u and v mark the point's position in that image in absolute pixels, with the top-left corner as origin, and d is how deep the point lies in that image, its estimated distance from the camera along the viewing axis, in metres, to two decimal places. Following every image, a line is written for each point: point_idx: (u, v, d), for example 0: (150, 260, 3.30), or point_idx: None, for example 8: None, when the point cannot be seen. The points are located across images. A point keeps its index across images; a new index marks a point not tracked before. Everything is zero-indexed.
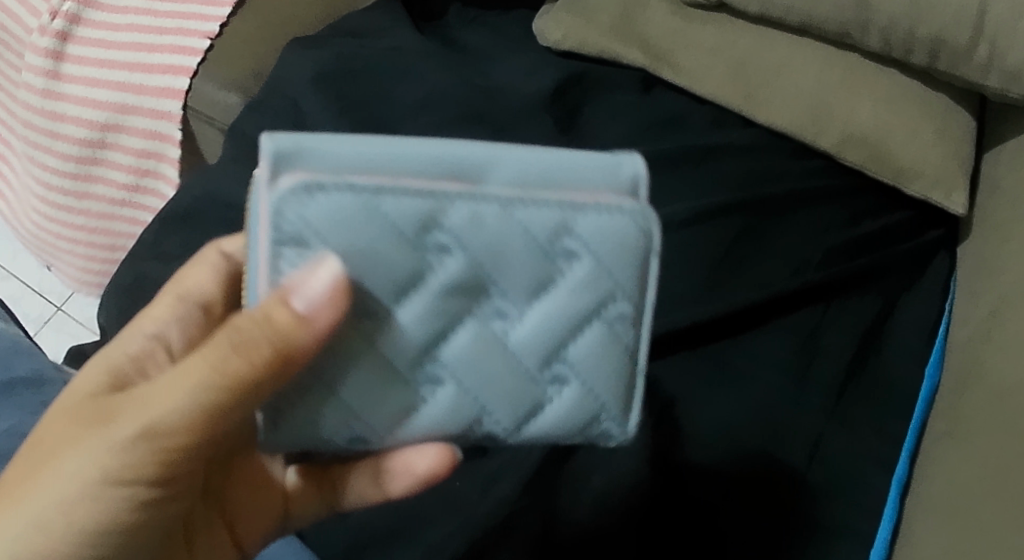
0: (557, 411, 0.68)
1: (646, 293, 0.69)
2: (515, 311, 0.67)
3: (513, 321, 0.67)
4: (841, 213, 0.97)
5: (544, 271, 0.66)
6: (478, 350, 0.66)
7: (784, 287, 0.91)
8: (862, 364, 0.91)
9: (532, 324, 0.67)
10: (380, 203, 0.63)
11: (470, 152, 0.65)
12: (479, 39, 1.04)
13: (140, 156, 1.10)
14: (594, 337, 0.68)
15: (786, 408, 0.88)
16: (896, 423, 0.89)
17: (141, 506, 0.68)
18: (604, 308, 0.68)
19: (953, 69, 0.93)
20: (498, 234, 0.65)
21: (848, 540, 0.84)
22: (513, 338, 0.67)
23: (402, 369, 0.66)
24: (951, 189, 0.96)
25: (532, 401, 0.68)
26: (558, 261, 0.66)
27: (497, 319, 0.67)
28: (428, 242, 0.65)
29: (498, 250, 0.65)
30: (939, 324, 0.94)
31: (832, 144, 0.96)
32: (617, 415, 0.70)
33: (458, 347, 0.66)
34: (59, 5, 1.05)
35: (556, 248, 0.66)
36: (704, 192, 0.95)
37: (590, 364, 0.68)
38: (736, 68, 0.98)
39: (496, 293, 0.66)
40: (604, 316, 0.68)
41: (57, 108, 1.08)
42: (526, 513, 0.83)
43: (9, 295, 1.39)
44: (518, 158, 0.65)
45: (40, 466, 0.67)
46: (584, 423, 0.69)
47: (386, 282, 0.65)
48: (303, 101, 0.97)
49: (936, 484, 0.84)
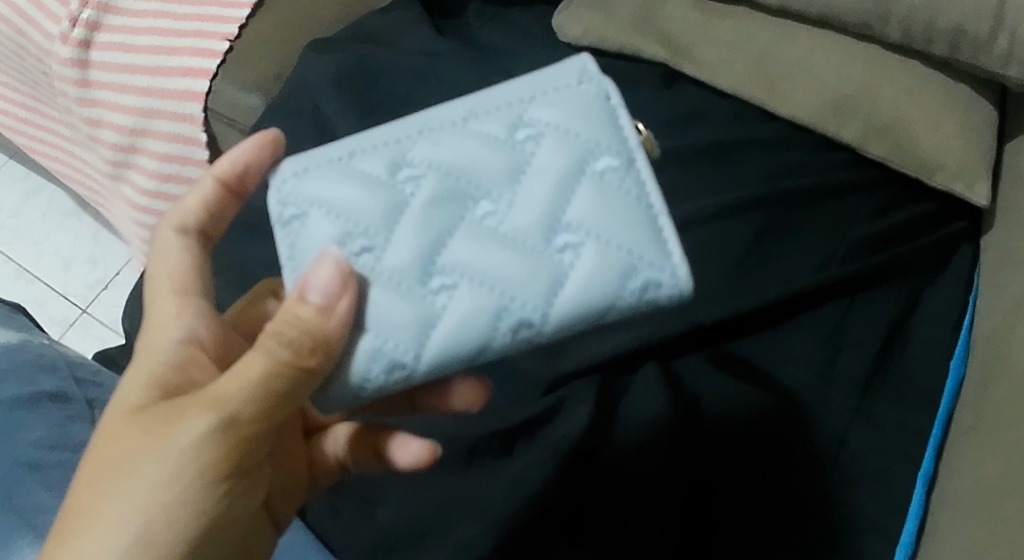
0: (453, 313, 0.70)
1: (625, 141, 0.73)
2: (501, 204, 0.72)
3: (501, 214, 0.72)
4: (867, 205, 0.95)
5: (549, 265, 0.71)
6: (470, 248, 0.71)
7: (810, 283, 0.91)
8: (887, 360, 0.90)
9: (524, 207, 0.72)
10: (483, 223, 0.72)
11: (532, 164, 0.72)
12: (499, 37, 1.04)
13: (167, 161, 1.07)
14: (590, 196, 0.72)
15: (813, 407, 0.87)
16: (919, 418, 0.88)
17: (231, 500, 0.70)
18: (589, 164, 0.72)
19: (974, 59, 0.92)
20: (500, 164, 0.72)
21: (876, 536, 0.84)
22: (506, 225, 0.71)
23: (410, 282, 0.71)
24: (973, 179, 0.93)
25: (421, 312, 0.71)
26: (559, 257, 0.71)
27: (485, 216, 0.72)
28: (401, 176, 0.72)
29: (521, 198, 0.72)
30: (962, 321, 0.92)
31: (855, 136, 0.95)
32: (529, 300, 0.71)
33: (457, 251, 0.71)
34: (78, 12, 1.05)
35: (592, 167, 0.72)
36: (734, 186, 0.95)
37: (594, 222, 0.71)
38: (758, 59, 0.96)
39: (480, 194, 0.72)
40: (592, 171, 0.72)
41: (92, 114, 1.07)
42: (553, 513, 0.83)
43: (34, 298, 1.40)
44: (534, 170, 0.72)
45: (112, 468, 0.68)
46: (492, 315, 0.70)
47: (405, 330, 0.70)
48: (320, 104, 0.97)
49: (963, 480, 0.83)
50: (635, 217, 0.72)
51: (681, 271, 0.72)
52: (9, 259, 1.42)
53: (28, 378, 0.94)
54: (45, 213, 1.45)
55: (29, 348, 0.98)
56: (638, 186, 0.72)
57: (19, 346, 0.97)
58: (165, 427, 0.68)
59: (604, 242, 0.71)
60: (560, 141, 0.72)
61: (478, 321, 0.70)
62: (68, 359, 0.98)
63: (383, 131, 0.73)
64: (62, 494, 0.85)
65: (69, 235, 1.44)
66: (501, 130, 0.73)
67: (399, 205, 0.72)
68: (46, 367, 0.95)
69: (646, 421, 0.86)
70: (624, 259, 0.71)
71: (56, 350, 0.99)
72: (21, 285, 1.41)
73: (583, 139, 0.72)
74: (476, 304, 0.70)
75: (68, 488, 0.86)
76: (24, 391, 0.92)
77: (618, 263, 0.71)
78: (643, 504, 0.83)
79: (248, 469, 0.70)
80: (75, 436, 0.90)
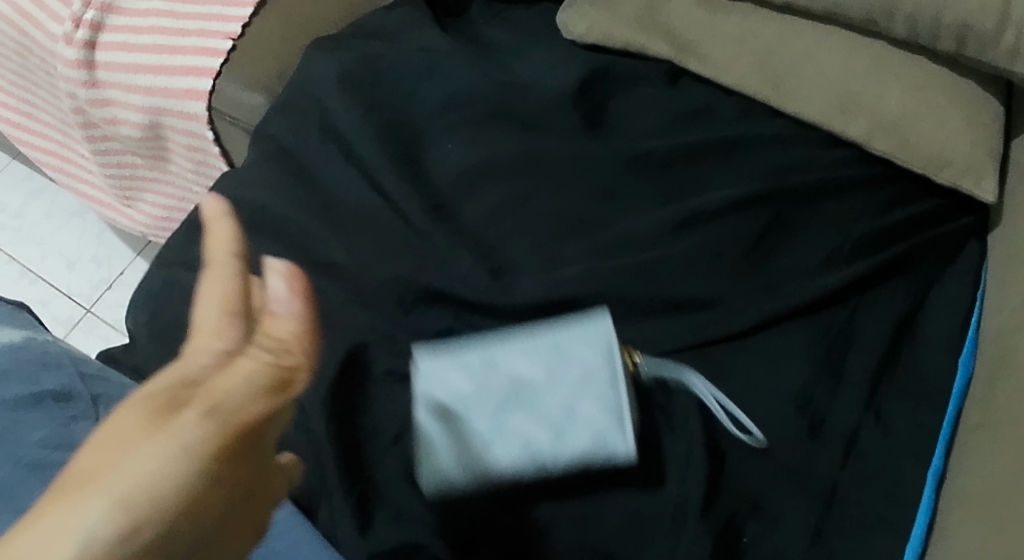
0: (485, 452, 0.83)
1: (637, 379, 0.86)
2: (524, 372, 0.85)
3: (522, 380, 0.85)
4: (871, 203, 0.94)
5: (568, 445, 0.83)
6: (496, 396, 0.85)
7: (818, 281, 0.89)
8: (894, 357, 0.90)
9: (536, 382, 0.85)
10: (510, 384, 0.85)
11: (564, 352, 0.85)
12: (503, 34, 1.04)
13: (192, 149, 1.10)
14: (604, 408, 0.84)
15: (821, 404, 0.87)
16: (927, 414, 0.87)
17: (225, 484, 0.58)
18: (606, 402, 0.84)
19: (981, 55, 0.91)
20: (522, 380, 0.85)
21: (885, 533, 0.83)
22: (526, 393, 0.85)
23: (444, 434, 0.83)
24: (980, 175, 0.92)
25: (455, 448, 0.83)
26: (567, 417, 0.84)
27: (514, 375, 0.85)
28: (459, 351, 0.85)
29: (537, 384, 0.85)
30: (970, 318, 0.91)
31: (862, 133, 0.93)
32: (543, 440, 0.83)
33: (484, 401, 0.84)
34: (81, 13, 1.04)
35: (604, 393, 0.84)
36: (739, 182, 0.94)
37: (606, 416, 0.83)
38: (764, 56, 0.95)
39: (507, 369, 0.85)
40: (615, 396, 0.84)
41: (106, 113, 1.09)
42: (559, 511, 0.82)
43: (39, 298, 1.40)
44: (564, 348, 0.85)
45: (100, 460, 0.56)
46: (517, 462, 0.83)
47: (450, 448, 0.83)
48: (325, 105, 0.97)
49: (972, 477, 0.82)
50: (603, 408, 0.84)
51: (628, 450, 0.82)
52: (13, 259, 1.42)
53: (33, 377, 0.91)
54: (49, 213, 1.46)
55: (33, 347, 0.95)
56: (600, 374, 0.84)
57: (23, 346, 0.94)
58: (165, 416, 0.58)
59: (604, 423, 0.83)
60: (578, 336, 0.85)
61: (504, 464, 0.82)
62: (72, 356, 0.95)
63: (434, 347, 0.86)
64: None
65: (73, 235, 1.44)
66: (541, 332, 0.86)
67: (457, 372, 0.85)
68: (51, 366, 0.92)
69: (652, 419, 0.85)
70: (603, 427, 0.83)
71: (62, 348, 0.96)
72: (25, 285, 1.40)
73: (601, 356, 0.85)
74: (510, 447, 0.83)
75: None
76: (27, 393, 0.90)
77: (596, 436, 0.83)
78: (651, 503, 0.82)
79: (257, 454, 0.59)
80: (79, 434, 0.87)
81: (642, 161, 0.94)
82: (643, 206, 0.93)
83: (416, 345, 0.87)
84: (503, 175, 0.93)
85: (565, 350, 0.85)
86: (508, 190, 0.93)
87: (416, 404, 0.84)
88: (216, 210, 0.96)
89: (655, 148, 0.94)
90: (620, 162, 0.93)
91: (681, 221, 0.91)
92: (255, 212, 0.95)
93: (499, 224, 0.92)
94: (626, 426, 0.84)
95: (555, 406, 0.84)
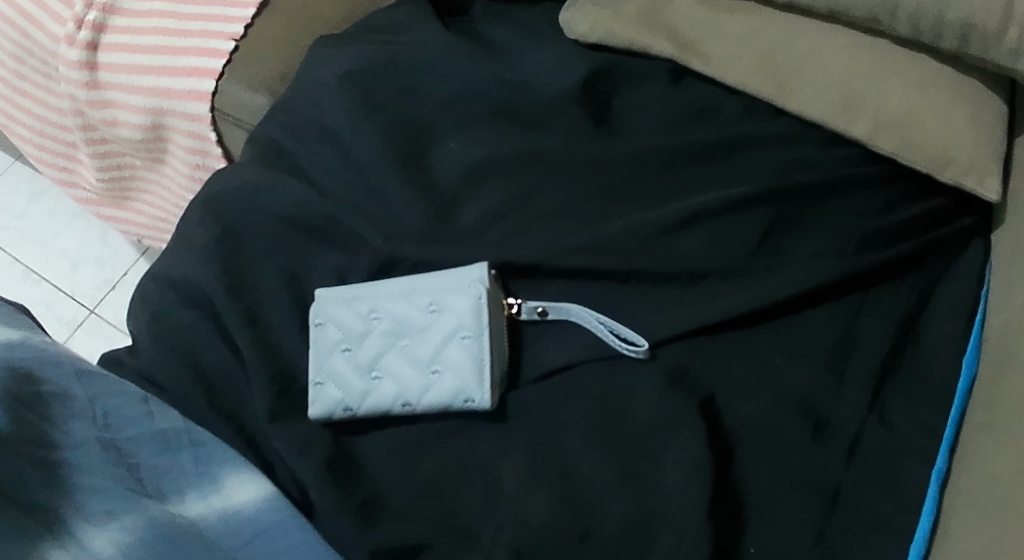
0: (412, 391, 0.85)
1: (480, 317, 0.85)
2: (414, 344, 0.87)
3: (412, 345, 0.87)
4: (875, 202, 0.93)
5: (445, 382, 0.85)
6: (405, 363, 0.86)
7: (820, 282, 0.88)
8: (898, 354, 0.89)
9: (433, 343, 0.86)
10: (414, 352, 0.86)
11: (401, 321, 0.87)
12: (505, 32, 1.04)
13: (190, 153, 1.10)
14: (459, 353, 0.85)
15: (825, 403, 0.86)
16: (931, 414, 0.86)
17: None
18: (448, 334, 0.86)
19: (983, 54, 0.89)
20: (424, 352, 0.86)
21: (888, 534, 0.82)
22: (422, 357, 0.86)
23: (357, 393, 0.86)
24: (985, 173, 0.90)
25: (379, 393, 0.86)
26: (431, 376, 0.85)
27: (405, 345, 0.87)
28: (366, 323, 0.87)
29: (440, 328, 0.86)
30: (975, 311, 0.90)
31: (865, 132, 0.92)
32: (460, 382, 0.84)
33: (394, 359, 0.86)
34: (83, 14, 1.05)
35: (452, 333, 0.86)
36: (741, 180, 0.93)
37: (451, 367, 0.85)
38: (766, 55, 0.94)
39: (406, 338, 0.87)
40: (451, 337, 0.86)
41: (106, 114, 1.09)
42: (562, 513, 0.82)
43: (42, 299, 1.40)
44: (398, 323, 0.87)
45: None
46: (441, 400, 0.85)
47: (369, 407, 0.86)
48: (327, 104, 0.98)
49: (975, 479, 0.81)
50: (469, 356, 0.85)
51: (484, 397, 0.84)
52: (17, 260, 1.42)
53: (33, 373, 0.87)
54: (52, 214, 1.46)
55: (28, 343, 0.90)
56: (461, 324, 0.85)
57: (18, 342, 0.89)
58: None
59: (483, 367, 0.85)
60: (461, 308, 0.86)
61: (380, 407, 0.86)
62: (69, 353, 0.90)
63: (322, 311, 0.88)
64: (67, 497, 0.80)
65: (76, 235, 1.44)
66: (421, 305, 0.87)
67: (351, 348, 0.87)
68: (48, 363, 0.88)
69: (654, 420, 0.84)
70: (458, 382, 0.84)
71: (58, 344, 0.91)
72: (28, 286, 1.41)
73: (444, 317, 0.86)
74: (379, 399, 0.86)
75: (74, 493, 0.80)
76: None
77: (453, 386, 0.84)
78: (655, 503, 0.82)
79: None
80: (80, 432, 0.83)
81: (644, 162, 0.93)
82: (647, 203, 0.92)
83: (318, 293, 0.89)
84: (505, 174, 0.93)
85: (423, 293, 0.87)
86: (510, 189, 0.93)
87: (310, 404, 0.86)
88: (218, 209, 0.95)
89: (653, 148, 0.93)
90: (622, 161, 0.93)
91: (683, 219, 0.90)
92: (258, 212, 0.95)
93: (501, 222, 0.92)
94: (629, 423, 0.85)
95: (421, 353, 0.86)
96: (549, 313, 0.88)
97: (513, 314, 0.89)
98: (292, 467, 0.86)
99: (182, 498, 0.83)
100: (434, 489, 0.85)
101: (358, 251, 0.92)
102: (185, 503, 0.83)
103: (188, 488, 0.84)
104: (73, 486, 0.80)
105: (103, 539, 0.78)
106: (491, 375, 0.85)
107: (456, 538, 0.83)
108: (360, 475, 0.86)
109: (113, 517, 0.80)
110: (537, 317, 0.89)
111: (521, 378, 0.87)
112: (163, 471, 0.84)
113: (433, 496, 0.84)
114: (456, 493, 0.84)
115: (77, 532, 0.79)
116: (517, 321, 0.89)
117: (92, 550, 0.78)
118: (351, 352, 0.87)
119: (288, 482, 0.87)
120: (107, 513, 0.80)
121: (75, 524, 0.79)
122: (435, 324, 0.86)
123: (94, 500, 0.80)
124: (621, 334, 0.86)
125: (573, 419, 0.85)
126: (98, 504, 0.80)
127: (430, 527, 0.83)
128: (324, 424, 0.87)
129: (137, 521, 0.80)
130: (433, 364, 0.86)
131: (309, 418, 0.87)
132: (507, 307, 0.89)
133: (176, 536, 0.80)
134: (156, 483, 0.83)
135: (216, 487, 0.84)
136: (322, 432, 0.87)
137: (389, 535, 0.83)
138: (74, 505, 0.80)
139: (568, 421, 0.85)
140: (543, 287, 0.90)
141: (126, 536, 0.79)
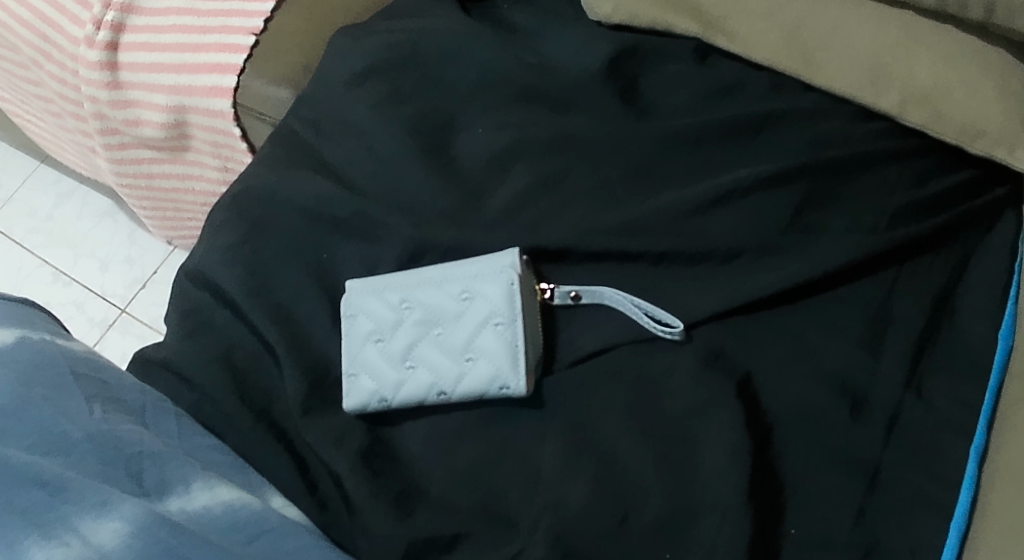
0: (447, 377, 0.85)
1: (513, 303, 0.84)
2: (446, 333, 0.86)
3: (445, 335, 0.86)
4: (906, 174, 0.90)
5: (482, 368, 0.84)
6: (438, 352, 0.86)
7: (856, 258, 0.86)
8: (935, 329, 0.86)
9: (465, 331, 0.85)
10: (448, 340, 0.86)
11: (433, 310, 0.86)
12: (526, 15, 1.03)
13: (213, 147, 1.11)
14: (493, 339, 0.84)
15: (863, 380, 0.84)
16: (970, 387, 0.84)
17: None
18: (482, 321, 0.85)
19: (1011, 22, 0.85)
20: (457, 339, 0.85)
21: (929, 512, 0.81)
22: (455, 345, 0.85)
23: (392, 382, 0.85)
24: (1015, 144, 0.87)
25: (414, 383, 0.85)
26: (466, 364, 0.85)
27: (437, 335, 0.86)
28: (394, 313, 0.87)
29: (472, 314, 0.85)
30: (1012, 285, 0.88)
31: (893, 105, 0.90)
32: (497, 368, 0.84)
33: (427, 349, 0.86)
34: (101, 14, 1.07)
35: (486, 319, 0.85)
36: (772, 156, 0.91)
37: (487, 352, 0.84)
38: (791, 30, 0.92)
39: (438, 327, 0.86)
40: (484, 324, 0.85)
41: (130, 114, 1.10)
42: (597, 500, 0.81)
43: (74, 300, 1.41)
44: (428, 310, 0.86)
45: None
46: (477, 386, 0.84)
47: (404, 396, 0.85)
48: (351, 97, 0.98)
49: (1015, 454, 0.79)
50: (503, 342, 0.84)
51: (520, 384, 0.83)
52: (46, 263, 1.44)
53: (31, 377, 0.83)
54: (79, 214, 1.47)
55: (27, 345, 0.86)
56: (494, 311, 0.85)
57: (15, 345, 0.86)
58: None
59: (517, 352, 0.84)
60: (494, 293, 0.85)
61: (416, 396, 0.85)
62: (67, 355, 0.88)
63: (353, 302, 0.88)
64: (63, 495, 0.75)
65: (105, 235, 1.45)
66: (452, 293, 0.86)
67: (381, 337, 0.87)
68: (45, 365, 0.85)
69: (690, 403, 0.83)
70: (494, 368, 0.84)
71: (57, 346, 0.88)
72: (59, 288, 1.41)
73: (476, 304, 0.85)
74: (414, 388, 0.85)
75: (69, 489, 0.75)
76: (18, 392, 0.82)
77: (488, 372, 0.84)
78: (693, 485, 0.81)
79: None
80: (76, 433, 0.80)
81: (672, 141, 0.91)
82: (677, 183, 0.91)
83: (349, 284, 0.88)
84: (532, 159, 0.92)
85: (455, 281, 0.86)
86: (537, 173, 0.92)
87: (344, 395, 0.86)
88: (248, 208, 0.96)
89: (680, 128, 0.91)
90: (650, 142, 0.91)
91: (711, 197, 0.89)
92: (283, 205, 0.95)
93: (532, 205, 0.91)
94: (664, 407, 0.84)
95: (454, 341, 0.86)
96: (582, 297, 0.87)
97: (547, 299, 0.88)
98: (328, 462, 0.86)
99: (185, 490, 0.80)
100: (470, 478, 0.84)
101: (388, 241, 0.91)
102: (189, 495, 0.80)
103: (190, 481, 0.81)
104: (67, 482, 0.76)
105: (107, 531, 0.74)
106: (526, 361, 0.84)
107: (495, 527, 0.82)
108: (394, 468, 0.85)
109: (110, 509, 0.75)
110: (570, 302, 0.87)
111: (556, 362, 0.87)
112: (161, 468, 0.81)
113: (470, 486, 0.84)
114: (492, 483, 0.84)
115: (75, 527, 0.74)
116: (551, 305, 0.88)
117: (99, 544, 0.74)
118: (383, 343, 0.87)
119: (324, 476, 0.86)
120: (102, 505, 0.75)
121: (74, 519, 0.74)
122: (469, 309, 0.85)
123: (92, 493, 0.76)
124: (655, 315, 0.85)
125: (607, 406, 0.84)
126: (95, 497, 0.75)
127: (466, 517, 0.83)
128: (359, 416, 0.87)
129: (140, 511, 0.76)
130: (467, 352, 0.85)
131: (345, 411, 0.87)
132: (540, 292, 0.88)
133: (186, 525, 0.76)
134: (154, 480, 0.80)
135: (218, 484, 0.82)
136: (357, 424, 0.87)
137: (424, 527, 0.83)
138: (71, 501, 0.75)
139: (602, 407, 0.84)
140: (574, 272, 0.89)
141: (130, 524, 0.75)
